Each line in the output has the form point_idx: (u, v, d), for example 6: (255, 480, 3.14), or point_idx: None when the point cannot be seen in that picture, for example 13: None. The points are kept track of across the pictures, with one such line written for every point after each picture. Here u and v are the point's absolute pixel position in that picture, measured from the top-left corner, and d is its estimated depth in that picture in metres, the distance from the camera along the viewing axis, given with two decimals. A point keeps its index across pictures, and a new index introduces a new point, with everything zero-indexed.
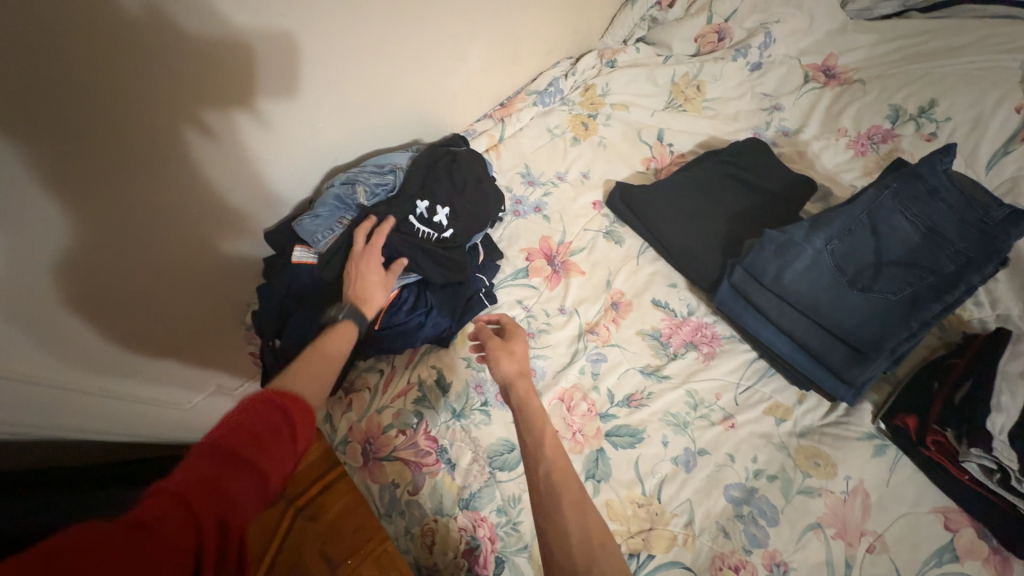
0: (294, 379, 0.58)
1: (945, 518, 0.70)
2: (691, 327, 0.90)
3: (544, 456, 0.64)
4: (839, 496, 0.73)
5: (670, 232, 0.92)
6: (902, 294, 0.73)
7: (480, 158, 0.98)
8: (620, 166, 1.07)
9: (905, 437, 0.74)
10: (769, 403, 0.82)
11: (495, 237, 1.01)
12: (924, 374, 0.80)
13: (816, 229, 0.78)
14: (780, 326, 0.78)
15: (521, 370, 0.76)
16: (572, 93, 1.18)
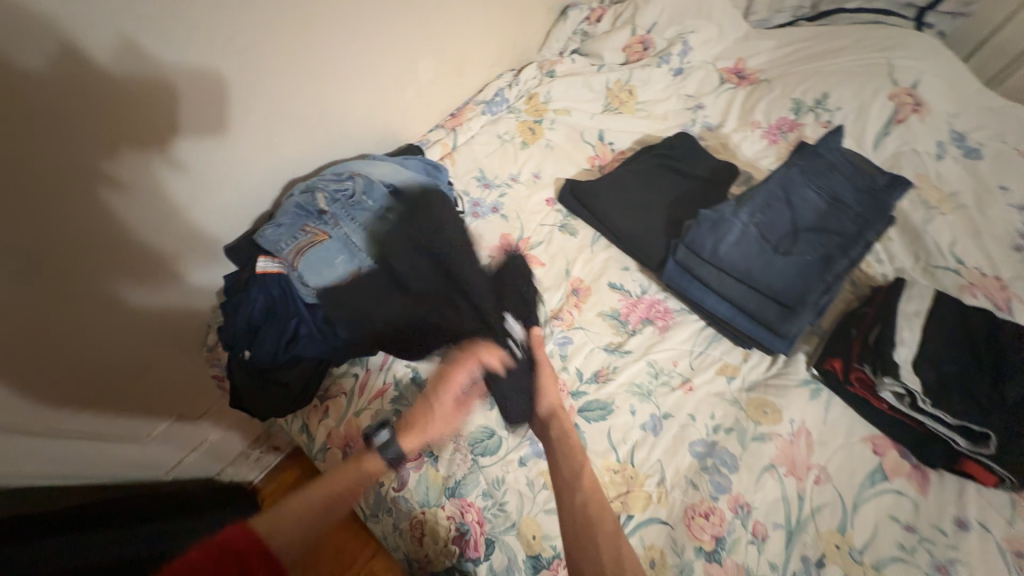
0: (288, 518, 0.65)
1: (874, 445, 0.80)
2: (646, 304, 0.97)
3: (579, 488, 0.75)
4: (786, 438, 0.82)
5: (620, 220, 1.00)
6: (817, 254, 0.84)
7: (433, 165, 1.04)
8: (567, 165, 1.16)
9: (834, 379, 0.84)
10: (720, 364, 0.91)
11: (457, 238, 1.05)
12: (844, 323, 0.90)
13: (739, 207, 0.89)
14: (721, 293, 0.86)
15: (554, 406, 0.83)
16: (517, 101, 1.27)
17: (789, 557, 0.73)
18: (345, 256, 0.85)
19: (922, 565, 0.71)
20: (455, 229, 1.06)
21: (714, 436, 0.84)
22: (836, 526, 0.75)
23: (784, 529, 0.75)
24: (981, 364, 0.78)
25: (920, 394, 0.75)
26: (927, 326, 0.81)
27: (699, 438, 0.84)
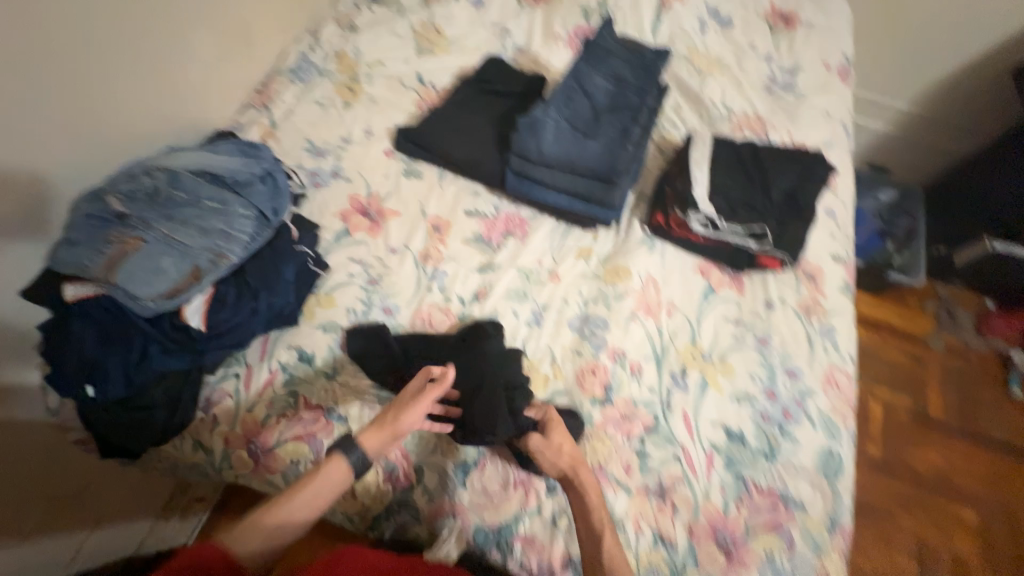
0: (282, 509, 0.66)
1: (701, 270, 0.98)
2: (502, 220, 1.05)
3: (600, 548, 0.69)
4: (639, 289, 0.96)
5: (455, 150, 1.07)
6: (617, 129, 0.97)
7: (252, 146, 0.96)
8: (395, 114, 1.16)
9: (662, 230, 1.01)
10: (578, 249, 1.02)
11: (304, 213, 1.02)
12: (660, 184, 1.06)
13: (548, 106, 0.99)
14: (555, 186, 0.97)
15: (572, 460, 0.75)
16: (326, 63, 1.22)
17: (661, 377, 0.89)
18: (172, 256, 0.77)
19: (750, 343, 0.91)
20: (299, 205, 1.02)
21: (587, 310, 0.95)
22: (688, 340, 0.92)
23: (654, 358, 0.90)
24: (753, 182, 0.98)
25: (716, 218, 0.95)
26: (712, 165, 1.00)
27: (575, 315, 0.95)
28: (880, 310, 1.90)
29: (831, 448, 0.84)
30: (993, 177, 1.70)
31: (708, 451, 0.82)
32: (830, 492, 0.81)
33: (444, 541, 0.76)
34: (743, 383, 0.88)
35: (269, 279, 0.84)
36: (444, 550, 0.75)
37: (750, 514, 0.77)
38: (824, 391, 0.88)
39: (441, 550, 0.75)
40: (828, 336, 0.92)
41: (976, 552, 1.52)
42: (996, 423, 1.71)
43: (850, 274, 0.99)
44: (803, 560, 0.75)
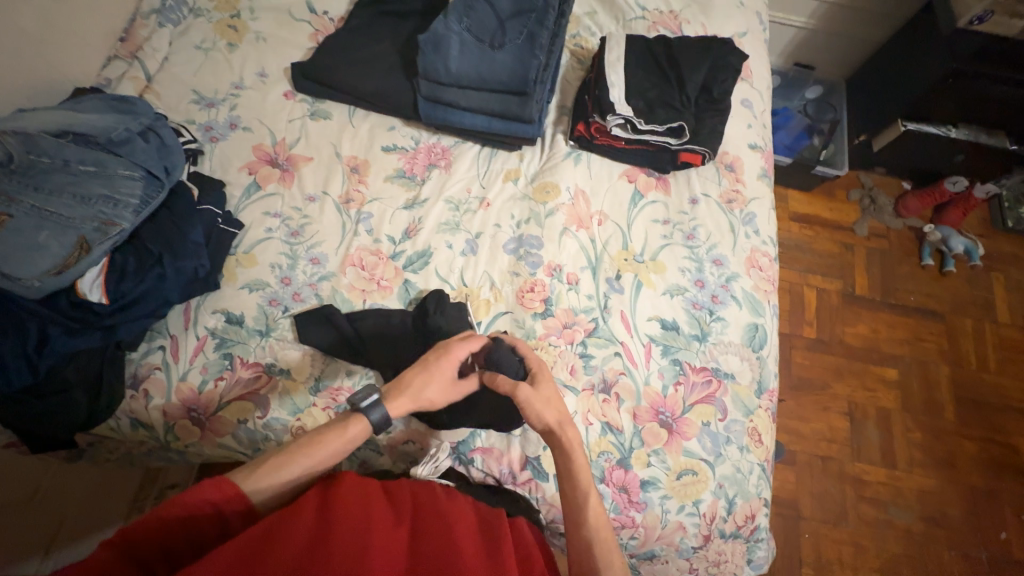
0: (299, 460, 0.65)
1: (628, 176, 0.99)
2: (424, 153, 1.00)
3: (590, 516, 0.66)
4: (570, 204, 0.96)
5: (359, 81, 0.98)
6: (524, 36, 0.92)
7: (126, 100, 0.85)
8: (289, 50, 1.05)
9: (585, 140, 0.99)
10: (505, 172, 0.99)
11: (205, 172, 0.94)
12: (581, 94, 1.03)
13: (449, 19, 0.92)
14: (471, 108, 0.93)
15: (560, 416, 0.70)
16: (199, 1, 1.07)
17: (598, 284, 0.91)
18: (51, 230, 0.70)
19: (678, 240, 0.95)
20: (197, 163, 0.94)
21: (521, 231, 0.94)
22: (621, 246, 0.94)
23: (590, 268, 0.92)
24: (668, 77, 0.96)
25: (634, 118, 0.94)
26: (627, 65, 0.97)
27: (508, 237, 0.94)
28: (812, 205, 2.01)
29: (757, 323, 0.90)
30: (904, 58, 1.75)
31: (646, 344, 0.87)
32: (756, 361, 0.89)
33: (433, 457, 0.77)
34: (673, 278, 0.92)
35: (170, 241, 0.77)
36: (432, 465, 0.76)
37: (687, 391, 0.85)
38: (748, 273, 0.93)
39: (430, 466, 0.76)
40: (749, 223, 0.97)
41: (898, 403, 1.74)
42: (913, 292, 1.90)
43: (767, 161, 1.03)
44: (734, 422, 0.84)
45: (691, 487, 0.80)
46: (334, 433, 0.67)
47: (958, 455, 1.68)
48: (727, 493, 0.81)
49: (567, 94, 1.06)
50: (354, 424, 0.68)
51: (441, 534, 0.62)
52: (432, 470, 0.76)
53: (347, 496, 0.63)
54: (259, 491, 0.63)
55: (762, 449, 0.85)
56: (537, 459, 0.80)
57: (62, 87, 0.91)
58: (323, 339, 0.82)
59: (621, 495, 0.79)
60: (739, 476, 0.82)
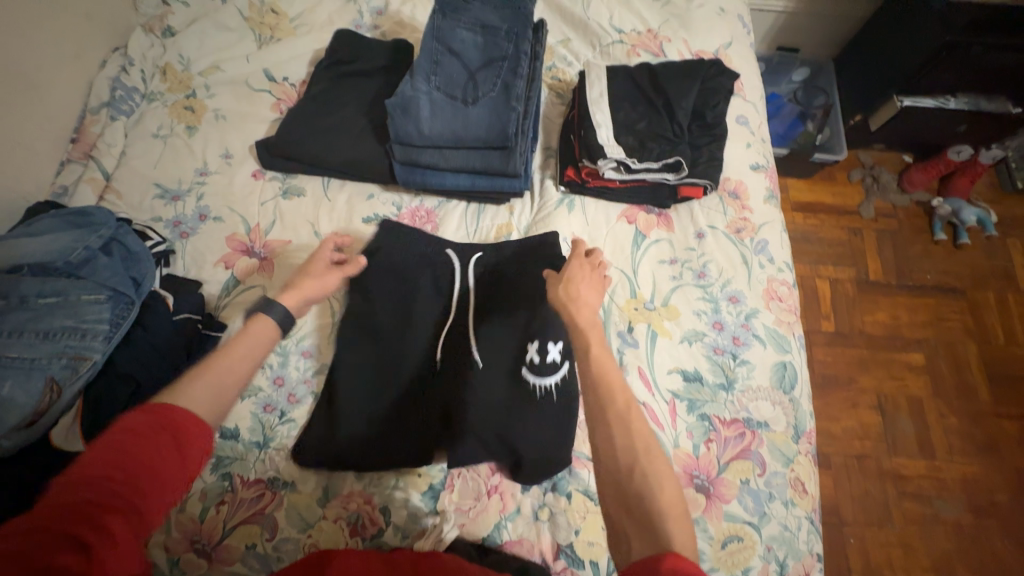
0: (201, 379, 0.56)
1: (626, 216, 0.93)
2: (407, 218, 0.94)
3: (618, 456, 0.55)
4: (569, 255, 0.90)
5: (328, 152, 0.92)
6: (498, 87, 0.85)
7: (83, 210, 0.80)
8: (253, 126, 0.99)
9: (577, 184, 0.93)
10: (496, 228, 0.93)
11: (179, 273, 0.88)
12: (564, 133, 0.97)
13: (416, 79, 0.85)
14: (452, 168, 0.87)
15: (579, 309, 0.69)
16: (151, 83, 1.01)
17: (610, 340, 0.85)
18: (13, 377, 0.64)
19: (689, 280, 0.88)
20: (169, 265, 0.88)
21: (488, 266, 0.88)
22: (629, 294, 0.88)
23: (599, 323, 0.86)
24: (655, 107, 0.89)
25: (626, 158, 0.86)
26: (611, 100, 0.91)
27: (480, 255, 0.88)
28: (813, 192, 1.94)
29: (784, 362, 0.84)
30: (892, 31, 1.68)
31: (670, 401, 0.81)
32: (790, 404, 0.83)
33: (436, 528, 0.73)
34: (689, 323, 0.86)
35: (148, 367, 0.72)
36: (436, 538, 0.72)
37: (720, 449, 0.79)
38: (768, 307, 0.87)
39: (433, 539, 0.72)
40: (762, 251, 0.90)
41: (928, 388, 1.68)
42: (929, 270, 1.83)
43: (771, 179, 0.96)
44: (775, 475, 0.78)
45: (739, 555, 0.74)
46: (244, 337, 0.62)
47: (999, 436, 1.62)
48: (777, 555, 0.75)
49: (551, 133, 1.00)
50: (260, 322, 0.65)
51: None
52: (436, 544, 0.71)
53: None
54: (194, 404, 0.54)
55: (808, 499, 0.79)
56: (570, 546, 0.74)
57: (15, 206, 0.85)
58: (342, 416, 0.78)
59: None
60: (788, 534, 0.76)
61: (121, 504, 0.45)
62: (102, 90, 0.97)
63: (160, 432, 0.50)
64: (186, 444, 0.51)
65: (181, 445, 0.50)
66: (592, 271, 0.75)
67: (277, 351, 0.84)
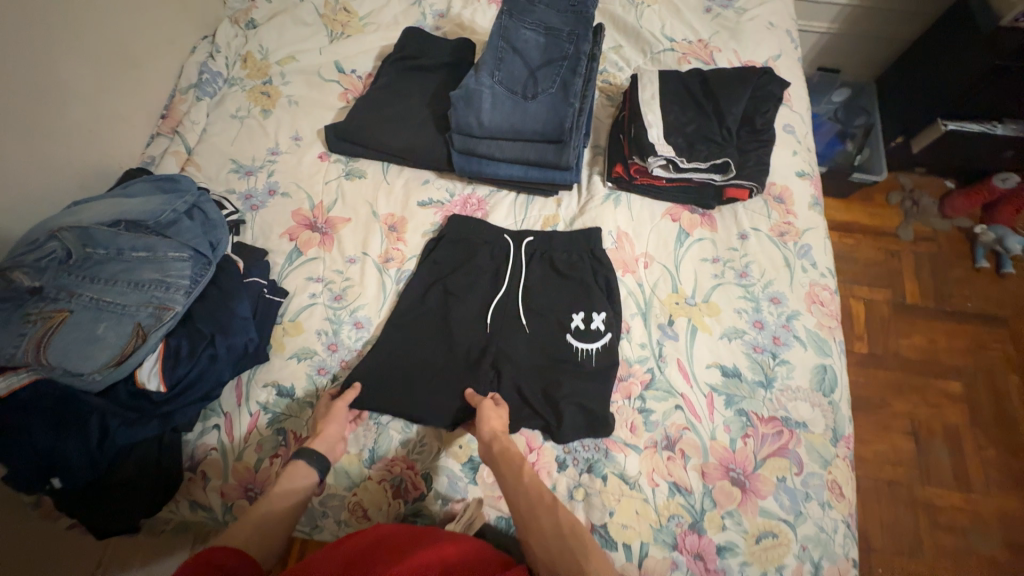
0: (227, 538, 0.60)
1: (671, 214, 0.96)
2: (459, 204, 0.99)
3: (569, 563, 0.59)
4: (612, 247, 0.93)
5: (391, 138, 0.98)
6: (557, 84, 0.90)
7: (171, 179, 0.88)
8: (321, 112, 1.06)
9: (624, 181, 0.97)
10: (543, 219, 0.97)
11: (248, 242, 0.94)
12: (614, 133, 1.01)
13: (480, 73, 0.91)
14: (507, 159, 0.92)
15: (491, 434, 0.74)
16: (233, 70, 1.10)
17: (650, 331, 0.87)
18: (108, 321, 0.71)
19: (731, 278, 0.90)
20: (240, 233, 0.95)
21: (536, 253, 0.93)
22: (670, 288, 0.90)
23: (640, 314, 0.89)
24: (705, 110, 0.93)
25: (676, 157, 0.90)
26: (662, 102, 0.94)
27: (531, 239, 0.94)
28: (850, 212, 1.93)
29: (824, 364, 0.85)
30: (938, 56, 1.68)
31: (708, 394, 0.83)
32: (829, 406, 0.83)
33: (464, 515, 0.75)
34: (730, 320, 0.88)
35: (221, 321, 0.77)
36: (465, 523, 0.74)
37: (757, 444, 0.79)
38: (809, 310, 0.88)
39: (461, 525, 0.74)
40: (805, 255, 0.92)
41: (966, 418, 1.63)
42: (969, 298, 1.79)
43: (817, 187, 0.98)
44: (812, 475, 0.78)
45: (773, 552, 0.74)
46: (279, 481, 0.67)
47: None
48: (812, 555, 0.74)
49: (600, 132, 1.04)
50: (298, 465, 0.69)
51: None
52: (464, 529, 0.74)
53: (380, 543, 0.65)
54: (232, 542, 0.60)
55: (845, 503, 0.78)
56: (604, 527, 0.75)
57: (110, 170, 0.93)
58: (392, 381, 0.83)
59: (697, 563, 0.73)
60: (824, 536, 0.76)
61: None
62: (190, 73, 1.06)
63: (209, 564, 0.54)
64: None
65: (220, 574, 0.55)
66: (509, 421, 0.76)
67: (333, 316, 0.89)
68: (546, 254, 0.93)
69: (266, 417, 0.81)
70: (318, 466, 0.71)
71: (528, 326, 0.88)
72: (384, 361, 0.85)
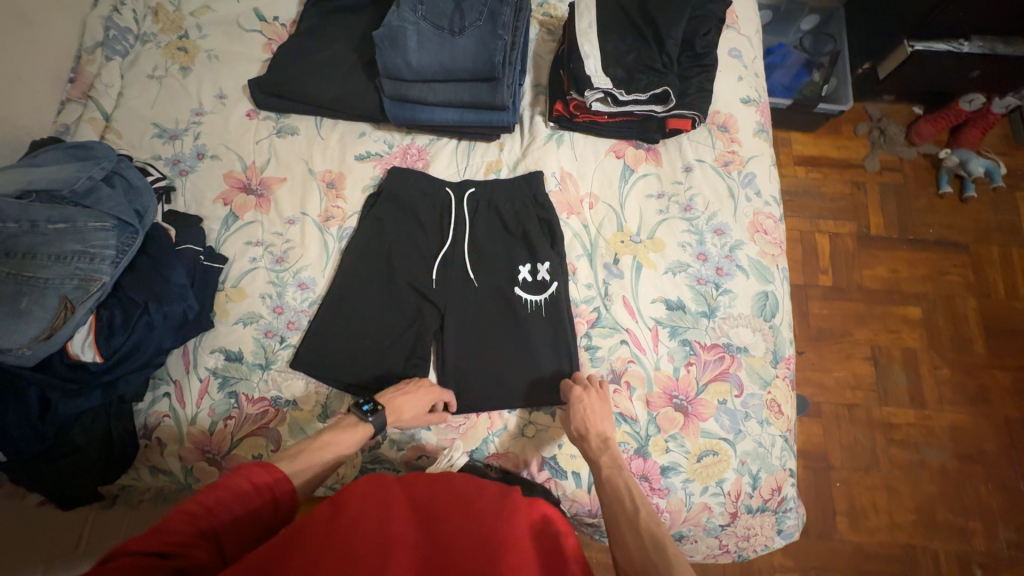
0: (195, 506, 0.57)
1: (616, 151, 0.94)
2: (399, 155, 0.96)
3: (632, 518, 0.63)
4: (557, 190, 0.92)
5: (318, 90, 0.93)
6: (484, 17, 0.84)
7: (87, 145, 0.83)
8: (244, 66, 1.00)
9: (566, 120, 0.94)
10: (486, 165, 0.95)
11: (180, 209, 0.91)
12: (555, 69, 0.96)
13: (402, 9, 0.85)
14: (441, 103, 0.88)
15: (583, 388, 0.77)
16: (145, 24, 1.02)
17: (596, 271, 0.88)
18: (31, 294, 0.69)
19: (675, 213, 0.90)
20: (171, 201, 0.91)
21: (479, 202, 0.91)
22: (616, 228, 0.90)
23: (586, 255, 0.89)
24: (644, 36, 0.88)
25: (614, 90, 0.86)
26: (600, 31, 0.89)
27: (473, 188, 0.91)
28: (817, 146, 1.90)
29: (766, 291, 0.86)
30: None
31: (652, 327, 0.84)
32: (770, 330, 0.85)
33: (448, 454, 0.79)
34: (674, 255, 0.88)
35: (154, 289, 0.76)
36: (449, 461, 0.78)
37: (700, 371, 0.82)
38: (753, 239, 0.88)
39: (445, 463, 0.78)
40: (749, 184, 0.91)
41: (923, 341, 1.69)
42: (932, 225, 1.81)
43: (763, 113, 0.95)
44: (752, 396, 0.82)
45: (714, 468, 0.78)
46: (342, 431, 0.71)
47: (991, 388, 1.64)
48: (750, 469, 0.79)
49: (541, 70, 0.99)
50: (360, 426, 0.71)
51: (462, 515, 0.59)
52: (449, 467, 0.78)
53: (362, 491, 0.59)
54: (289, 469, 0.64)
55: (783, 420, 0.82)
56: (554, 458, 0.79)
57: (19, 144, 0.88)
58: (342, 336, 0.84)
59: (643, 483, 0.78)
60: (762, 450, 0.80)
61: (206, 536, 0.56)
62: (96, 30, 0.98)
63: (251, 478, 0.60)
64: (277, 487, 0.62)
65: (259, 492, 0.60)
66: (602, 405, 0.75)
67: (277, 280, 0.88)
68: (489, 203, 0.91)
69: (216, 381, 0.81)
70: (375, 425, 0.72)
71: (476, 278, 0.87)
72: (332, 320, 0.85)
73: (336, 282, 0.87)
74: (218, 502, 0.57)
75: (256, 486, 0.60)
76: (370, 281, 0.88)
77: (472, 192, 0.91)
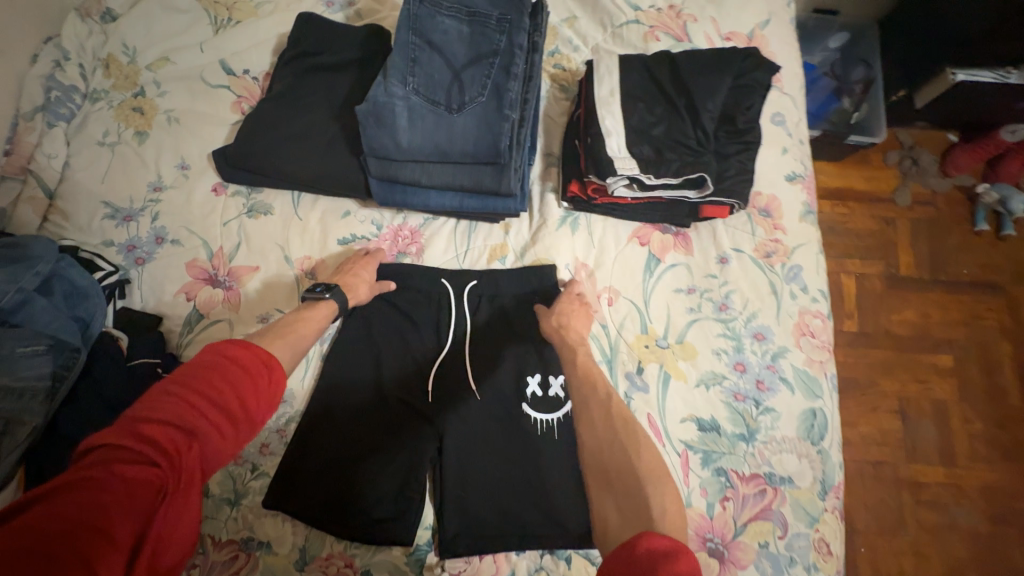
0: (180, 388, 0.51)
1: (639, 237, 0.81)
2: (389, 238, 0.83)
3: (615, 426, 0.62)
4: (570, 283, 0.80)
5: (295, 167, 0.80)
6: (487, 91, 0.71)
7: (20, 241, 0.71)
8: (210, 130, 0.87)
9: (582, 201, 0.81)
10: (489, 251, 0.82)
11: (137, 305, 0.79)
12: (568, 138, 0.83)
13: (389, 81, 0.72)
14: (436, 186, 0.75)
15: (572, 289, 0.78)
16: (95, 80, 0.88)
17: (616, 382, 0.76)
18: None
19: (708, 313, 0.78)
20: (125, 295, 0.79)
21: (481, 298, 0.78)
22: (639, 329, 0.78)
23: (605, 362, 0.76)
24: (676, 106, 0.75)
25: (640, 175, 0.73)
26: (623, 100, 0.76)
27: (474, 282, 0.79)
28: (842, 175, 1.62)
29: (814, 408, 0.74)
30: None
31: (682, 453, 0.73)
32: (818, 456, 0.73)
33: None
34: (708, 364, 0.76)
35: None
36: None
37: (737, 508, 0.71)
38: (798, 345, 0.76)
39: None
40: (794, 279, 0.79)
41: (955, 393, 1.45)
42: None
43: (810, 192, 0.83)
44: (798, 537, 0.70)
45: None
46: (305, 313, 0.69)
47: None
48: None
49: (552, 136, 0.87)
50: (322, 304, 0.70)
51: None
52: None
53: None
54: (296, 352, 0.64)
55: (834, 563, 0.70)
56: None
57: None
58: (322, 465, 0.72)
59: None
60: None
61: (189, 436, 0.48)
62: (34, 91, 0.84)
63: (245, 368, 0.54)
64: (273, 393, 0.56)
65: (253, 379, 0.54)
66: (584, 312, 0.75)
67: None
68: (493, 299, 0.78)
69: None
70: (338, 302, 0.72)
71: (478, 392, 0.75)
72: (312, 444, 0.73)
73: (316, 397, 0.75)
74: (204, 386, 0.51)
75: (248, 374, 0.54)
76: (355, 395, 0.76)
77: (472, 286, 0.78)
